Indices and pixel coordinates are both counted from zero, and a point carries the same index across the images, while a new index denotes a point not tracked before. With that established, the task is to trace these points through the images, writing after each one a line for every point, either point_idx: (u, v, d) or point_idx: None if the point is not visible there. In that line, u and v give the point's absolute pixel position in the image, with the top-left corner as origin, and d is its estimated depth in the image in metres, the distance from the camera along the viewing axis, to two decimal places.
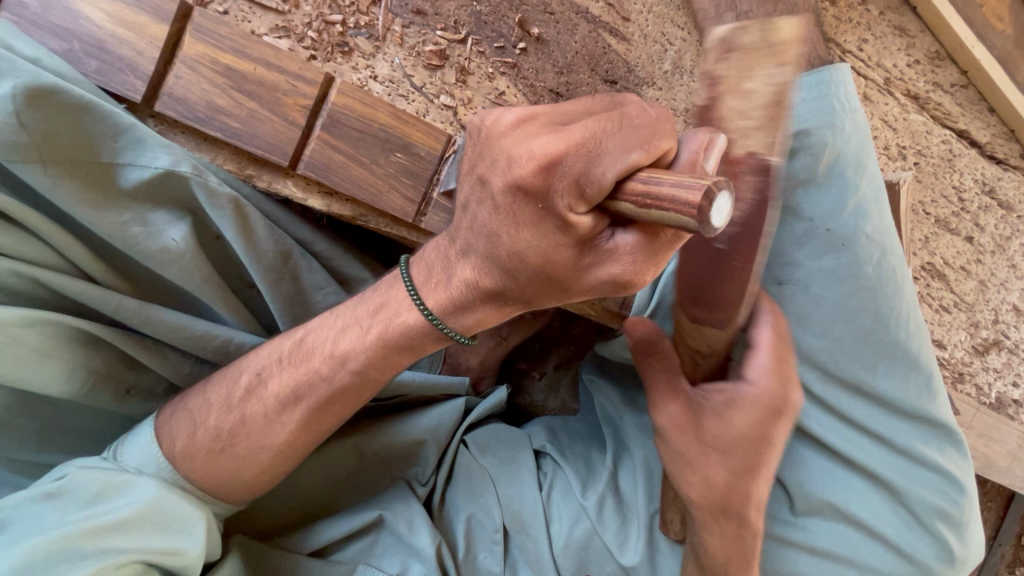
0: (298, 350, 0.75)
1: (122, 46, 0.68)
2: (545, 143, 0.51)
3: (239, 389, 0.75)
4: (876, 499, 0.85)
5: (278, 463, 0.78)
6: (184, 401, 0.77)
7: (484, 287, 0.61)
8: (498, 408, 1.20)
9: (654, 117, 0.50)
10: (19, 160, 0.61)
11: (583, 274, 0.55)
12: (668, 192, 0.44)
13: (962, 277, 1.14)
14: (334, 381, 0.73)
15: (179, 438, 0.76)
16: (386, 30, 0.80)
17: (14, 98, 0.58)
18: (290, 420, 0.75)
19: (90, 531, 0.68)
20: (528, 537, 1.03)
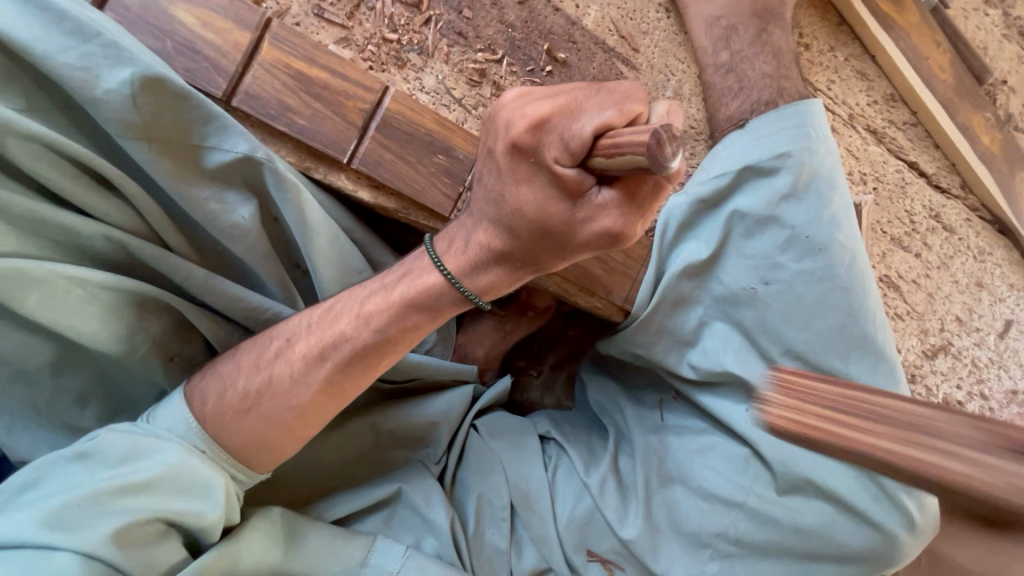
0: (327, 316, 0.82)
1: (208, 47, 0.77)
2: (539, 106, 0.61)
3: (269, 352, 0.81)
4: (851, 474, 0.99)
5: (302, 426, 0.82)
6: (215, 365, 0.81)
7: (498, 250, 0.71)
8: (503, 397, 1.28)
9: (630, 88, 0.60)
10: (128, 137, 0.69)
11: (581, 229, 0.64)
12: (626, 140, 0.54)
13: (913, 289, 1.32)
14: (362, 343, 0.80)
15: (209, 399, 0.79)
16: (434, 48, 0.91)
17: (130, 83, 0.67)
18: (317, 382, 0.80)
19: (119, 490, 0.72)
20: (533, 513, 1.10)
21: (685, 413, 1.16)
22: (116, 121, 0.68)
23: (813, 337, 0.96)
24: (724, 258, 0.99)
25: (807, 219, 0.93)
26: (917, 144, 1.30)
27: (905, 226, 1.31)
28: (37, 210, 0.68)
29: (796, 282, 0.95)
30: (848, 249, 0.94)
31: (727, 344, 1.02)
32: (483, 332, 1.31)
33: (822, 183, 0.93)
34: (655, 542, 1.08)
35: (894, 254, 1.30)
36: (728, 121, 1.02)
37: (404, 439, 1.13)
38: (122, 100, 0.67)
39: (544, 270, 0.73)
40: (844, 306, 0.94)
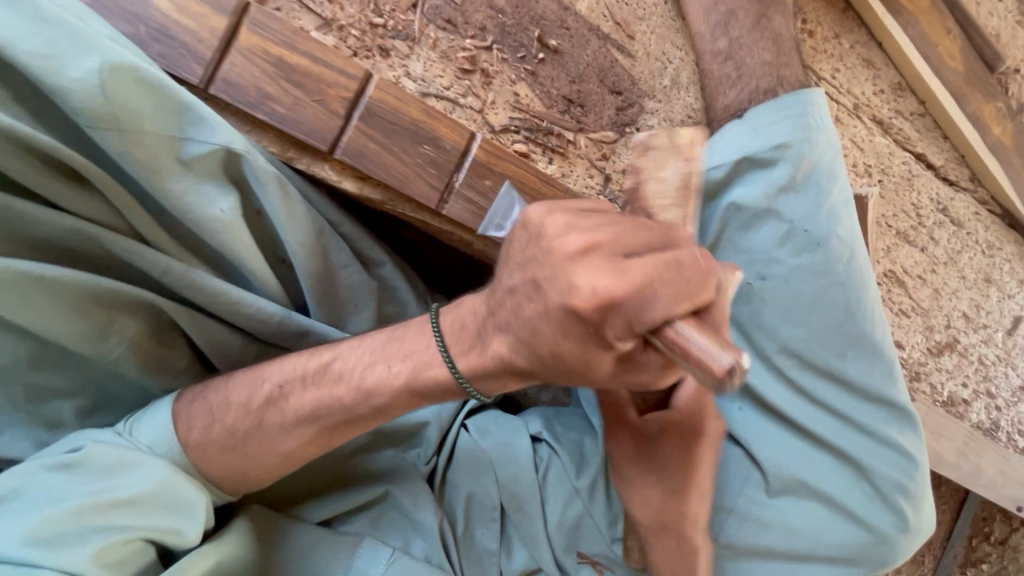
0: (323, 374, 0.78)
1: (184, 33, 0.75)
2: (599, 278, 0.51)
3: (259, 397, 0.78)
4: (843, 474, 0.98)
5: (291, 464, 0.83)
6: (205, 392, 0.80)
7: (516, 366, 0.61)
8: (498, 394, 1.24)
9: (704, 271, 0.52)
10: (97, 128, 0.67)
11: (612, 377, 0.58)
12: (695, 350, 0.48)
13: (919, 285, 1.28)
14: (360, 412, 0.77)
15: (196, 428, 0.78)
16: (421, 34, 0.88)
17: (100, 73, 0.66)
18: (306, 434, 0.79)
19: (100, 506, 0.72)
20: (523, 515, 1.10)
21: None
22: (85, 111, 0.66)
23: (812, 335, 0.93)
24: (723, 253, 0.96)
25: (806, 213, 0.90)
26: (925, 135, 1.26)
27: (911, 220, 1.27)
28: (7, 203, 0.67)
29: (794, 278, 0.92)
30: (848, 245, 0.91)
31: None
32: None
33: (822, 175, 0.90)
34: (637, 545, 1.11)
35: (899, 249, 1.26)
36: (726, 111, 0.98)
37: (393, 437, 1.10)
38: (90, 90, 0.66)
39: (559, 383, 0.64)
40: (844, 303, 0.91)
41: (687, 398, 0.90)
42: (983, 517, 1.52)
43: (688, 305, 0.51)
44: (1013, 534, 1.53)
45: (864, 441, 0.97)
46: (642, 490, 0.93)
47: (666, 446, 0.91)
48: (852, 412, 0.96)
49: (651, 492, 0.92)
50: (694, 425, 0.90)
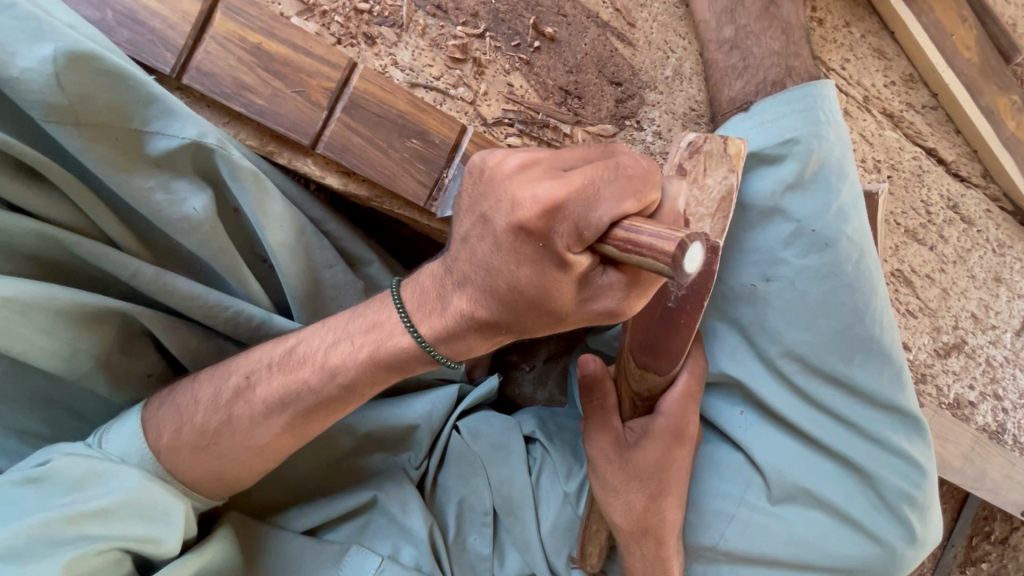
0: (290, 358, 0.75)
1: (154, 19, 0.71)
2: (547, 187, 0.53)
3: (227, 390, 0.76)
4: (848, 483, 0.95)
5: (263, 461, 0.79)
6: (173, 395, 0.77)
7: (481, 319, 0.61)
8: (490, 396, 1.22)
9: (644, 170, 0.56)
10: (55, 122, 0.63)
11: (578, 308, 0.58)
12: (647, 240, 0.48)
13: (927, 284, 1.24)
14: (329, 392, 0.75)
15: (166, 432, 0.75)
16: (409, 20, 0.84)
17: (55, 61, 0.61)
18: (275, 424, 0.76)
19: (71, 518, 0.67)
20: (516, 519, 1.07)
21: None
22: (40, 103, 0.62)
23: (817, 339, 0.89)
24: (727, 253, 0.92)
25: (814, 212, 0.86)
26: (937, 129, 1.21)
27: (921, 217, 1.22)
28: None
29: (799, 280, 0.88)
30: (858, 245, 0.87)
31: (724, 343, 0.95)
32: None
33: (831, 172, 0.86)
34: None
35: (907, 247, 1.22)
36: (731, 104, 0.93)
37: (383, 440, 1.07)
38: (45, 81, 0.61)
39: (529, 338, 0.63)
40: (852, 307, 0.87)
41: (670, 403, 0.86)
42: (985, 518, 1.49)
43: (633, 206, 0.53)
44: (1014, 534, 1.50)
45: (869, 448, 0.93)
46: (623, 497, 0.87)
47: (644, 450, 0.86)
48: (859, 419, 0.93)
49: (634, 496, 0.87)
50: (678, 428, 0.86)
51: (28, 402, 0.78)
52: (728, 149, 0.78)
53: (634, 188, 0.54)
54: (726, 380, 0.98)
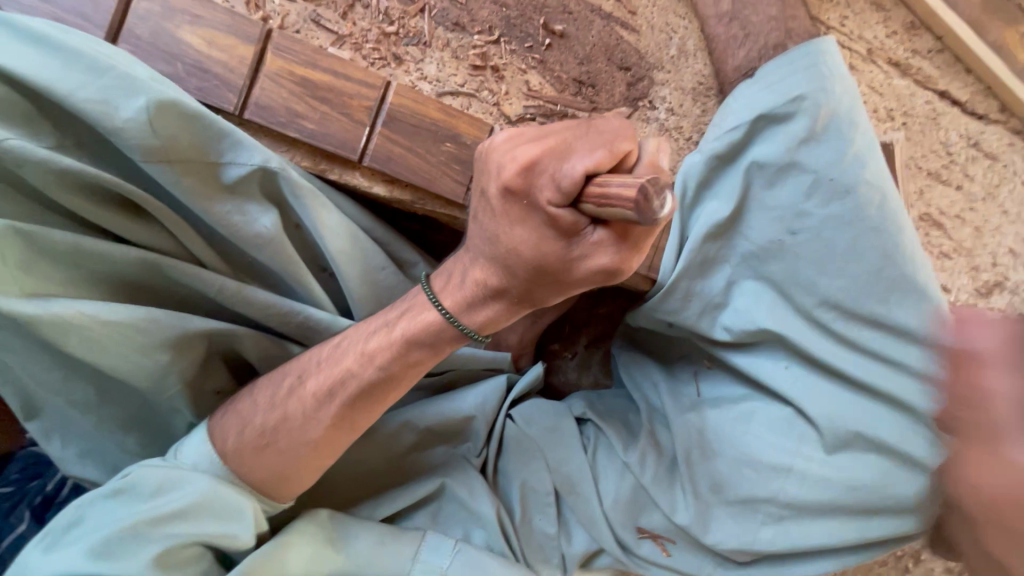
0: (333, 353, 0.83)
1: (216, 65, 0.81)
2: (527, 150, 0.62)
3: (282, 389, 0.84)
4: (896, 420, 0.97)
5: (320, 457, 0.86)
6: (235, 402, 0.85)
7: (493, 286, 0.72)
8: (536, 381, 1.27)
9: (616, 127, 0.62)
10: (149, 161, 0.73)
11: (575, 266, 0.64)
12: (616, 191, 0.53)
13: (958, 224, 1.26)
14: (373, 376, 0.82)
15: (231, 436, 0.84)
16: (431, 36, 0.91)
17: (147, 110, 0.71)
18: (328, 416, 0.83)
19: (154, 519, 0.77)
20: (578, 496, 1.12)
21: (725, 381, 1.13)
22: (137, 146, 0.72)
23: (850, 284, 0.93)
24: (750, 213, 0.98)
25: (830, 161, 0.90)
26: (946, 71, 1.23)
27: (942, 159, 1.24)
28: (77, 241, 0.73)
29: (824, 229, 0.92)
30: (879, 188, 0.90)
31: (760, 301, 1.00)
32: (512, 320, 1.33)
33: (842, 121, 0.90)
34: (707, 527, 1.06)
35: (932, 190, 1.24)
36: (737, 72, 0.98)
37: (442, 433, 1.14)
38: (139, 125, 0.71)
39: (540, 304, 0.72)
40: (881, 247, 0.91)
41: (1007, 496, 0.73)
42: None
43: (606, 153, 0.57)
44: None
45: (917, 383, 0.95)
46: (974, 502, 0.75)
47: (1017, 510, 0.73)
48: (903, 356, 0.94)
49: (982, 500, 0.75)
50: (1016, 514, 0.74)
51: (141, 419, 0.89)
52: None
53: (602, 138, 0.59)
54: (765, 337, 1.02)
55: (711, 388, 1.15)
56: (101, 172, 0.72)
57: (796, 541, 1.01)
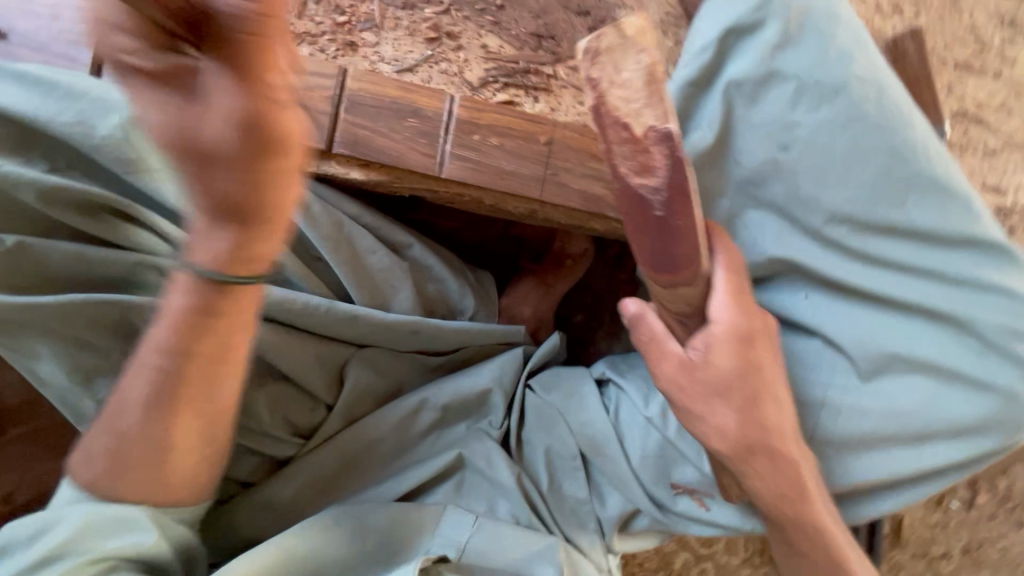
0: (131, 359, 0.80)
1: None
2: (235, 1, 0.51)
3: (138, 392, 0.79)
4: (943, 336, 0.88)
5: (159, 463, 0.80)
6: (104, 418, 0.80)
7: (199, 210, 0.68)
8: (554, 351, 1.27)
9: None
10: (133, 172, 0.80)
11: (228, 148, 0.59)
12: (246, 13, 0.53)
13: (1002, 115, 1.12)
14: (202, 358, 0.79)
15: (106, 445, 0.80)
16: (383, 19, 0.94)
17: (121, 126, 0.78)
18: (143, 420, 0.79)
19: (41, 562, 0.77)
20: (604, 457, 1.10)
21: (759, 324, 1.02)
22: (119, 160, 0.79)
23: (857, 192, 0.86)
24: (738, 134, 0.91)
25: (810, 64, 0.86)
26: None
27: (972, 45, 1.11)
28: (82, 253, 0.80)
29: (819, 136, 0.86)
30: (872, 82, 0.84)
31: (765, 229, 0.93)
32: (523, 289, 1.35)
33: (818, 20, 0.85)
34: None
35: (965, 81, 1.11)
36: None
37: (460, 410, 1.14)
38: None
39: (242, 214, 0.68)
40: (885, 144, 0.84)
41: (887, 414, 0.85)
42: None
43: None
44: None
45: (955, 292, 0.87)
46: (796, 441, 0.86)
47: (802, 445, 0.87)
48: (934, 263, 0.86)
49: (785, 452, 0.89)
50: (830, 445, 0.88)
51: None
52: (626, 30, 0.62)
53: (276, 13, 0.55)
54: (783, 268, 0.94)
55: None
56: (92, 188, 0.79)
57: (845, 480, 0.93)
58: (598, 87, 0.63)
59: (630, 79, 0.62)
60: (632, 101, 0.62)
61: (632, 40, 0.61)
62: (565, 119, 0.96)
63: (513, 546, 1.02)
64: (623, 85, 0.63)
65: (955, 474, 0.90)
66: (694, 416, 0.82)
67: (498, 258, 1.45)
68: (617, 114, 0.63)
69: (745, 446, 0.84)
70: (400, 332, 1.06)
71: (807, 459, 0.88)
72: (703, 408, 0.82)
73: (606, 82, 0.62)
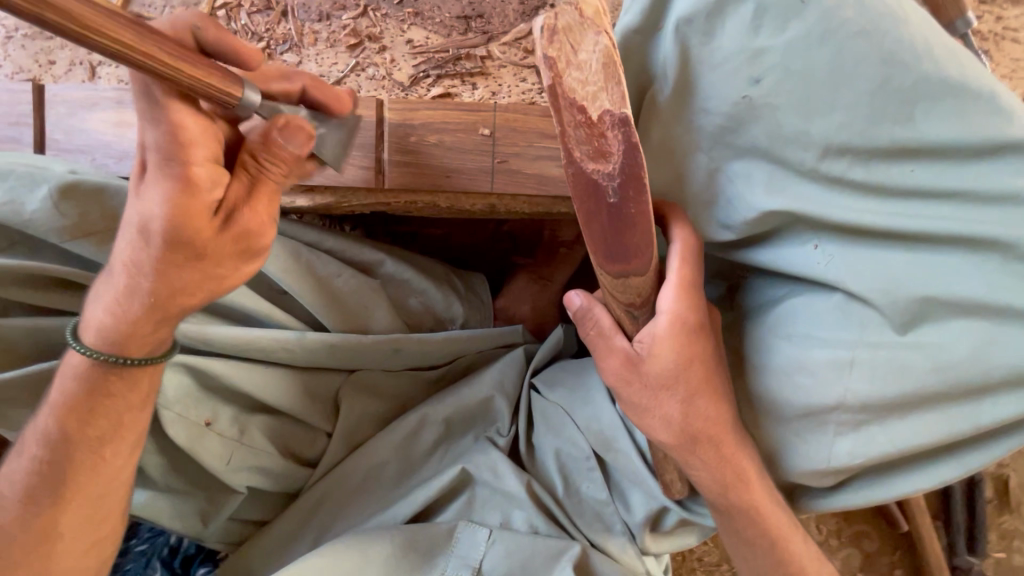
0: (26, 440, 0.79)
1: (120, 141, 0.86)
2: (186, 119, 0.58)
3: (36, 475, 0.78)
4: (990, 269, 0.72)
5: (60, 543, 0.80)
6: (10, 498, 0.78)
7: (127, 300, 0.70)
8: (559, 346, 1.20)
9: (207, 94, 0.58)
10: (71, 240, 0.78)
11: (168, 243, 0.63)
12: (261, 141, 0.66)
13: None
14: (84, 438, 0.78)
15: (11, 527, 0.78)
16: (302, 35, 0.90)
17: (51, 197, 0.76)
18: (22, 510, 0.78)
19: None
20: (619, 453, 1.00)
21: (768, 286, 0.89)
22: (54, 231, 0.77)
23: (852, 115, 0.71)
24: (700, 76, 0.77)
25: None
26: None
27: None
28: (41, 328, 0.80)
29: (792, 60, 0.72)
30: None
31: (753, 181, 0.79)
32: (518, 288, 1.29)
33: None
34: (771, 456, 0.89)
35: None
36: None
37: (465, 421, 1.09)
38: (47, 212, 0.76)
39: (170, 304, 0.70)
40: (878, 50, 0.69)
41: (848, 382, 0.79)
42: None
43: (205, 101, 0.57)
44: None
45: (996, 212, 0.70)
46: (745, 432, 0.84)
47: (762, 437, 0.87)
48: (958, 184, 0.71)
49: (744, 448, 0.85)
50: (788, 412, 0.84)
51: (177, 471, 0.97)
52: (585, 10, 0.55)
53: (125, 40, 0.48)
54: (786, 219, 0.80)
55: (754, 302, 0.91)
56: (35, 263, 0.78)
57: (885, 450, 0.80)
58: (552, 70, 0.56)
59: (588, 62, 0.56)
60: (589, 85, 0.56)
61: (591, 22, 0.56)
62: (508, 101, 0.89)
63: (532, 560, 0.96)
64: (579, 67, 0.56)
65: (952, 460, 0.80)
66: (640, 409, 0.81)
67: (493, 259, 1.39)
68: (573, 100, 0.56)
69: (688, 438, 0.82)
70: (381, 350, 1.02)
71: (749, 449, 0.85)
72: (648, 400, 0.80)
73: (562, 62, 0.56)
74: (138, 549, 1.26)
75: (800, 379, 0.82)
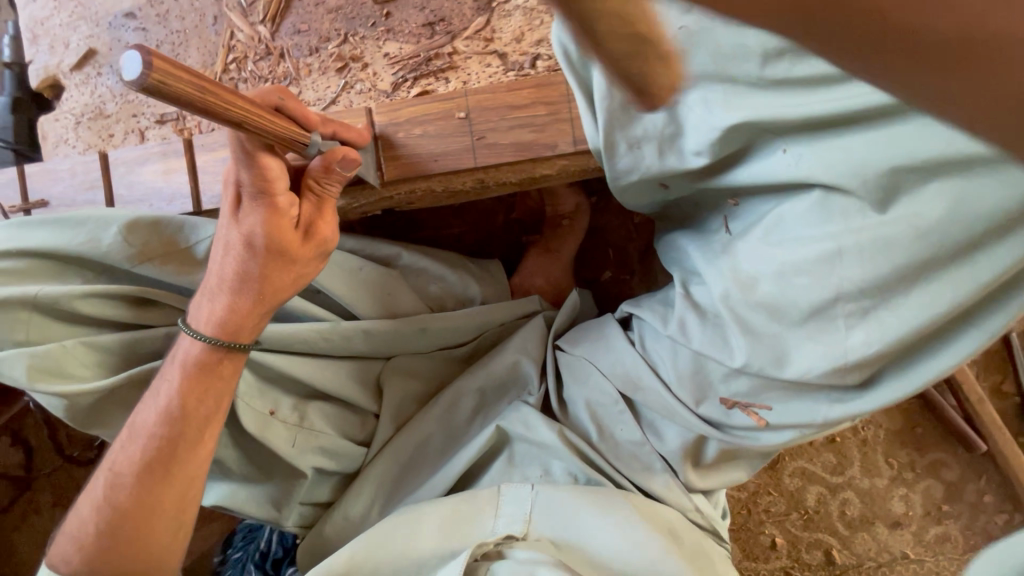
0: (135, 432, 0.92)
1: (167, 184, 1.03)
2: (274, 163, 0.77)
3: (147, 460, 0.90)
4: None
5: (166, 523, 0.92)
6: (116, 487, 0.90)
7: (235, 298, 0.88)
8: (577, 309, 1.26)
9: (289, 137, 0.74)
10: (137, 265, 0.95)
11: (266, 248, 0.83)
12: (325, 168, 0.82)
13: None
14: (194, 422, 0.91)
15: (119, 508, 0.89)
16: (298, 69, 1.06)
17: (120, 232, 0.93)
18: (135, 492, 0.90)
19: None
20: (644, 391, 1.03)
21: (754, 205, 0.93)
22: (124, 259, 0.94)
23: None
24: None
25: None
26: None
27: None
28: (122, 341, 0.96)
29: None
30: None
31: (710, 106, 0.82)
32: (531, 262, 1.37)
33: None
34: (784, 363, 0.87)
35: None
36: None
37: (497, 390, 1.15)
38: (118, 244, 0.93)
39: (270, 298, 0.89)
40: None
41: None
42: None
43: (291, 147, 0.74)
44: None
45: None
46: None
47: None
48: None
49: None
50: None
51: (250, 462, 1.10)
52: None
53: (243, 109, 0.64)
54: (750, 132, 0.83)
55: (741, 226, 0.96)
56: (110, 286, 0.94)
57: (896, 334, 0.77)
58: None
59: None
60: None
61: None
62: (477, 84, 1.00)
63: (572, 508, 1.01)
64: None
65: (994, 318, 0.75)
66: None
67: (507, 244, 1.48)
68: None
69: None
70: (409, 331, 1.13)
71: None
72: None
73: None
74: (236, 556, 1.41)
75: (795, 280, 0.82)
